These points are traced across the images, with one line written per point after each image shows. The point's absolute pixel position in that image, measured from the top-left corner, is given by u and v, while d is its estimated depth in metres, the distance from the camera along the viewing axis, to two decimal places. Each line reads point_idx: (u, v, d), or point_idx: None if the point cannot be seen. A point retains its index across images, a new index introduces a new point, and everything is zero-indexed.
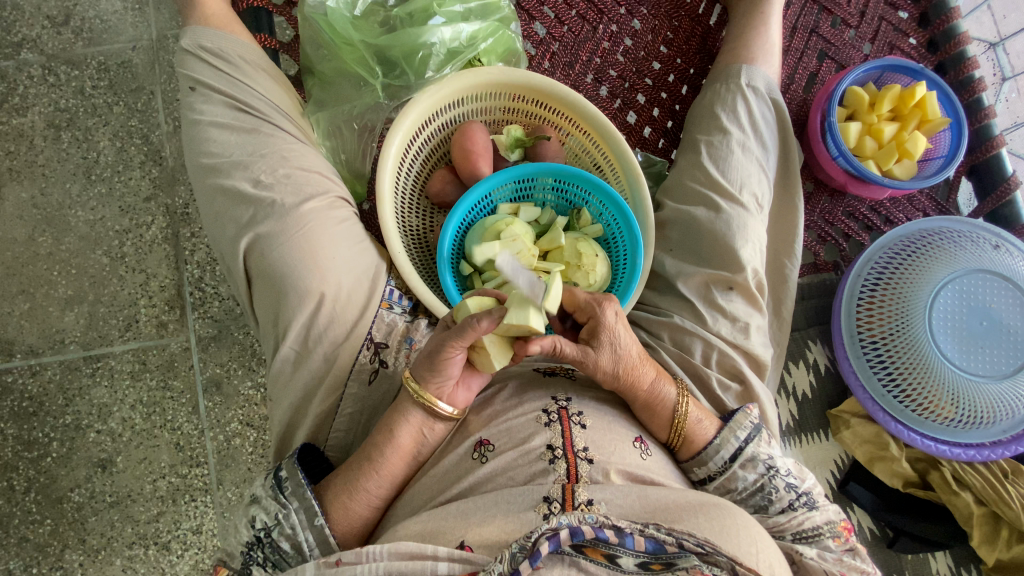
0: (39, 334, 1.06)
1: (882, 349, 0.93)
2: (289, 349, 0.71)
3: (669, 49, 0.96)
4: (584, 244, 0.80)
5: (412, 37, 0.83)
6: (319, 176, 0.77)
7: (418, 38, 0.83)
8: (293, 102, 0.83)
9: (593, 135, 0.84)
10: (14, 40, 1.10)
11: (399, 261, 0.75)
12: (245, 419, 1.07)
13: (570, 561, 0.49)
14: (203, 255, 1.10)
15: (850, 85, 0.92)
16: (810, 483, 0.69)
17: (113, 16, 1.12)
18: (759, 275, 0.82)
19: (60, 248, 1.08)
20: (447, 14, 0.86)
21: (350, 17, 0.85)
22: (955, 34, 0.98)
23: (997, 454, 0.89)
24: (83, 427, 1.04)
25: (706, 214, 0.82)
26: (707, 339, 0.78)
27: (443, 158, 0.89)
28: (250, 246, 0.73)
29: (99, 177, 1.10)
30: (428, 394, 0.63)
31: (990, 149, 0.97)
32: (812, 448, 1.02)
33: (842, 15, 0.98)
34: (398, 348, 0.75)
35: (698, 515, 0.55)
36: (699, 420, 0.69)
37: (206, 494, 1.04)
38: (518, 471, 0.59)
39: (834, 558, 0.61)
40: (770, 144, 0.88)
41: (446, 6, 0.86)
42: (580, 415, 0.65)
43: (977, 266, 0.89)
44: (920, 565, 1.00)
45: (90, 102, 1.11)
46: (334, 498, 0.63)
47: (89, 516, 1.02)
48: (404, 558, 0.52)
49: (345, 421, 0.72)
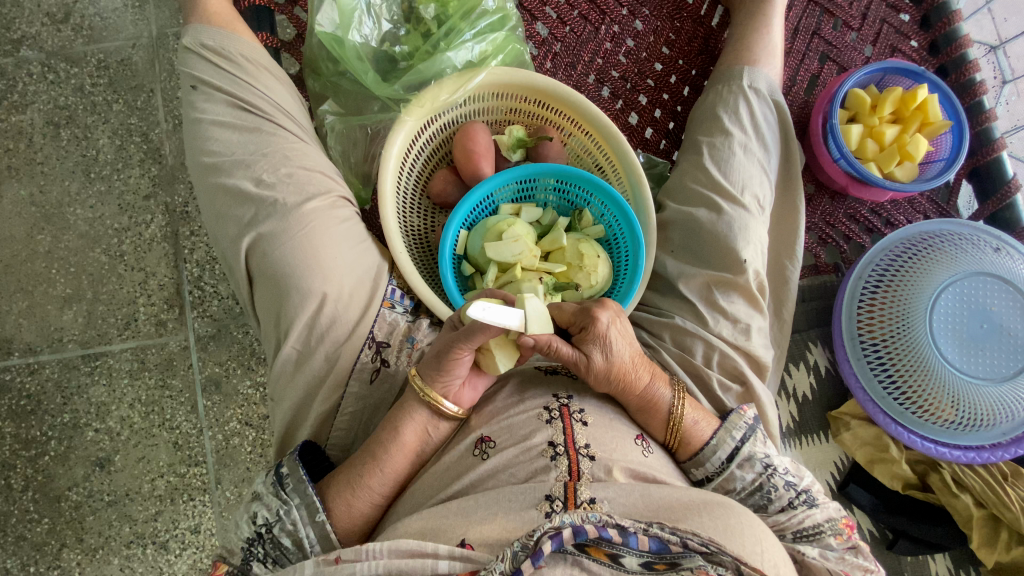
0: (38, 332, 1.06)
1: (883, 351, 0.93)
2: (290, 348, 0.71)
3: (671, 50, 0.96)
4: (585, 245, 0.79)
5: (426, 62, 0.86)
6: (322, 175, 0.77)
7: (429, 70, 0.86)
8: (296, 101, 0.83)
9: (595, 136, 0.84)
10: (14, 37, 1.10)
11: (400, 261, 0.74)
12: (244, 419, 1.07)
13: (572, 560, 0.48)
14: (202, 254, 1.09)
15: (850, 89, 0.92)
16: (810, 481, 0.69)
17: (112, 14, 1.12)
18: (760, 276, 0.82)
19: (59, 246, 1.08)
20: (458, 49, 0.86)
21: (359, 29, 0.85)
22: (956, 37, 0.99)
23: (997, 456, 0.89)
24: (81, 426, 1.04)
25: (707, 215, 0.82)
26: (708, 340, 0.78)
27: (445, 158, 0.89)
28: (252, 245, 0.73)
29: (98, 175, 1.10)
30: (433, 393, 0.63)
31: (991, 152, 0.97)
32: (812, 449, 1.03)
33: (844, 18, 0.99)
34: (400, 347, 0.75)
35: (701, 515, 0.54)
36: (696, 421, 0.68)
37: (204, 493, 1.04)
38: (520, 468, 0.59)
39: (836, 556, 0.61)
40: (772, 145, 0.88)
41: (456, 36, 0.86)
42: (581, 412, 0.65)
43: (977, 269, 0.89)
44: (919, 566, 1.00)
45: (90, 100, 1.11)
46: (336, 495, 0.63)
47: (87, 515, 1.01)
48: (404, 556, 0.52)
49: (347, 420, 0.72)
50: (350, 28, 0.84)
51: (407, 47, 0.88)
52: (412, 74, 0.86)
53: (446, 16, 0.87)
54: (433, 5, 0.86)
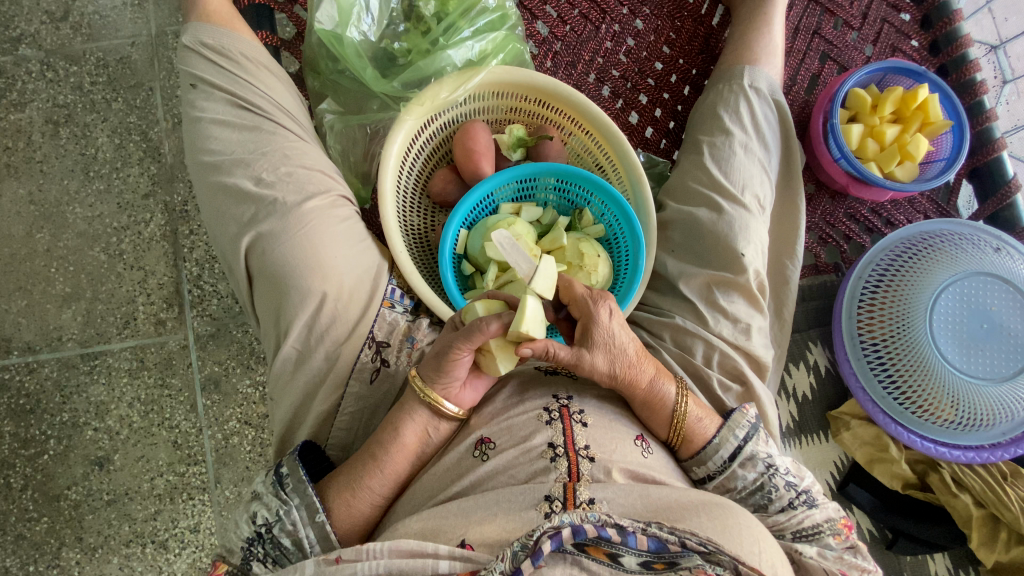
0: (37, 331, 1.06)
1: (883, 351, 0.93)
2: (290, 348, 0.71)
3: (671, 49, 0.96)
4: (586, 245, 0.79)
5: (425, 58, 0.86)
6: (321, 174, 0.77)
7: (429, 67, 0.85)
8: (296, 100, 0.83)
9: (595, 135, 0.84)
10: (13, 35, 1.10)
11: (400, 261, 0.74)
12: (244, 417, 1.07)
13: (572, 559, 0.48)
14: (201, 253, 1.09)
15: (851, 88, 0.92)
16: (810, 482, 0.69)
17: (112, 12, 1.11)
18: (760, 276, 0.82)
19: (58, 244, 1.08)
20: (457, 46, 0.86)
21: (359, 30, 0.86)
22: (957, 37, 0.98)
23: (996, 456, 0.89)
24: (80, 425, 1.04)
25: (708, 215, 0.82)
26: (708, 340, 0.78)
27: (445, 157, 0.88)
28: (251, 244, 0.72)
29: (97, 174, 1.09)
30: (433, 394, 0.63)
31: (990, 152, 0.96)
32: (812, 449, 1.03)
33: (844, 17, 0.98)
34: (400, 346, 0.75)
35: (699, 515, 0.54)
36: (699, 419, 0.69)
37: (203, 492, 1.04)
38: (519, 469, 0.59)
39: (835, 556, 0.61)
40: (772, 145, 0.88)
41: (456, 34, 0.86)
42: (581, 413, 0.65)
43: (977, 269, 0.89)
44: (919, 566, 1.01)
45: (89, 98, 1.10)
46: (336, 496, 0.62)
47: (86, 514, 1.01)
48: (404, 556, 0.52)
49: (347, 420, 0.72)
50: (348, 24, 0.83)
51: (406, 44, 0.87)
52: (411, 70, 0.85)
53: (445, 13, 0.86)
54: (433, 1, 0.86)
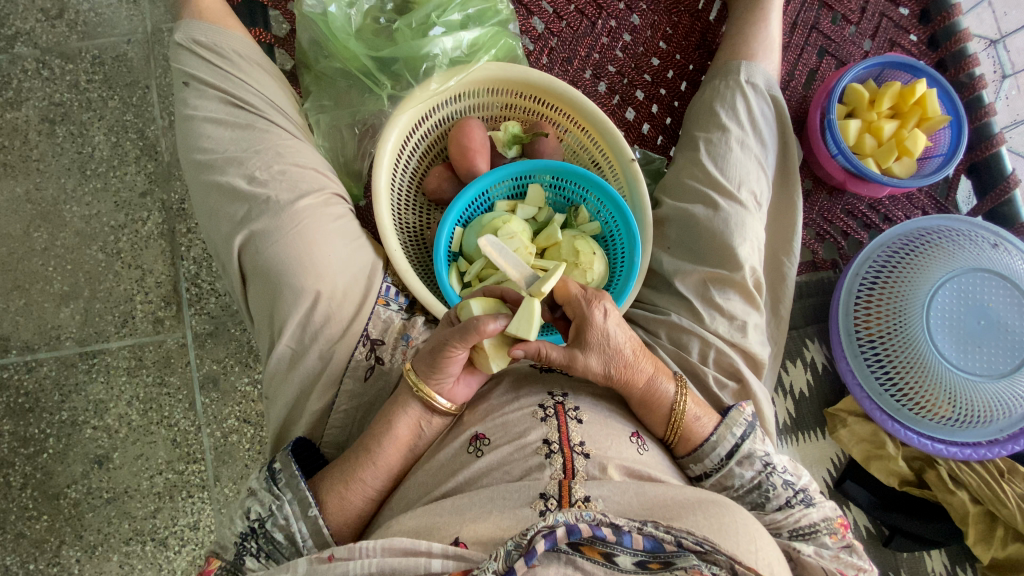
0: (35, 330, 1.06)
1: (880, 347, 0.93)
2: (284, 346, 0.71)
3: (668, 45, 0.96)
4: (581, 242, 0.79)
5: (417, 51, 0.85)
6: (314, 172, 0.77)
7: (423, 50, 0.85)
8: (287, 96, 0.83)
9: (591, 132, 0.84)
10: (8, 33, 1.09)
11: (395, 259, 0.74)
12: (242, 416, 1.07)
13: (566, 559, 0.48)
14: (199, 251, 1.09)
15: (850, 83, 0.91)
16: (806, 480, 0.69)
17: (107, 9, 1.11)
18: (756, 273, 0.81)
19: (55, 243, 1.08)
20: (448, 22, 0.87)
21: (353, 28, 0.86)
22: (956, 30, 0.98)
23: (992, 453, 0.89)
24: (79, 423, 1.04)
25: (704, 211, 0.82)
26: (704, 337, 0.78)
27: (440, 153, 0.88)
28: (244, 242, 0.72)
29: (93, 173, 1.09)
30: (427, 388, 0.63)
31: (989, 147, 0.96)
32: (809, 446, 1.03)
33: (843, 11, 0.98)
34: (395, 344, 0.74)
35: (696, 513, 0.54)
36: (697, 417, 0.68)
37: (203, 490, 1.04)
38: (514, 466, 0.59)
39: (831, 555, 0.62)
40: (769, 141, 0.88)
41: (450, 7, 0.87)
42: (576, 409, 0.64)
43: (976, 265, 0.89)
44: (915, 564, 1.01)
45: (84, 96, 1.10)
46: (330, 489, 0.63)
47: (86, 512, 1.02)
48: (397, 554, 0.52)
49: (341, 418, 0.72)
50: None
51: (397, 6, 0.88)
52: (396, 45, 0.85)
53: None
54: None
